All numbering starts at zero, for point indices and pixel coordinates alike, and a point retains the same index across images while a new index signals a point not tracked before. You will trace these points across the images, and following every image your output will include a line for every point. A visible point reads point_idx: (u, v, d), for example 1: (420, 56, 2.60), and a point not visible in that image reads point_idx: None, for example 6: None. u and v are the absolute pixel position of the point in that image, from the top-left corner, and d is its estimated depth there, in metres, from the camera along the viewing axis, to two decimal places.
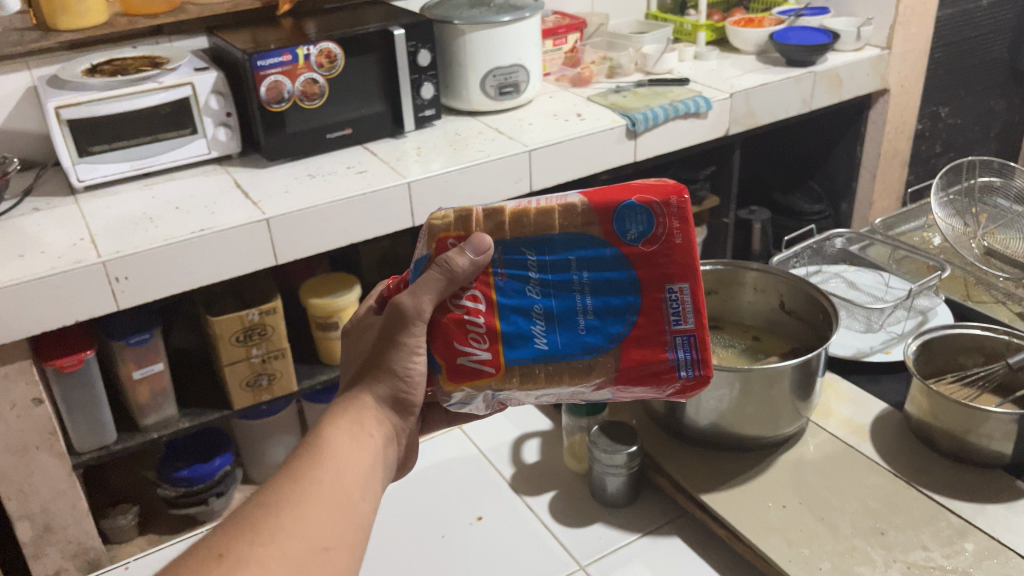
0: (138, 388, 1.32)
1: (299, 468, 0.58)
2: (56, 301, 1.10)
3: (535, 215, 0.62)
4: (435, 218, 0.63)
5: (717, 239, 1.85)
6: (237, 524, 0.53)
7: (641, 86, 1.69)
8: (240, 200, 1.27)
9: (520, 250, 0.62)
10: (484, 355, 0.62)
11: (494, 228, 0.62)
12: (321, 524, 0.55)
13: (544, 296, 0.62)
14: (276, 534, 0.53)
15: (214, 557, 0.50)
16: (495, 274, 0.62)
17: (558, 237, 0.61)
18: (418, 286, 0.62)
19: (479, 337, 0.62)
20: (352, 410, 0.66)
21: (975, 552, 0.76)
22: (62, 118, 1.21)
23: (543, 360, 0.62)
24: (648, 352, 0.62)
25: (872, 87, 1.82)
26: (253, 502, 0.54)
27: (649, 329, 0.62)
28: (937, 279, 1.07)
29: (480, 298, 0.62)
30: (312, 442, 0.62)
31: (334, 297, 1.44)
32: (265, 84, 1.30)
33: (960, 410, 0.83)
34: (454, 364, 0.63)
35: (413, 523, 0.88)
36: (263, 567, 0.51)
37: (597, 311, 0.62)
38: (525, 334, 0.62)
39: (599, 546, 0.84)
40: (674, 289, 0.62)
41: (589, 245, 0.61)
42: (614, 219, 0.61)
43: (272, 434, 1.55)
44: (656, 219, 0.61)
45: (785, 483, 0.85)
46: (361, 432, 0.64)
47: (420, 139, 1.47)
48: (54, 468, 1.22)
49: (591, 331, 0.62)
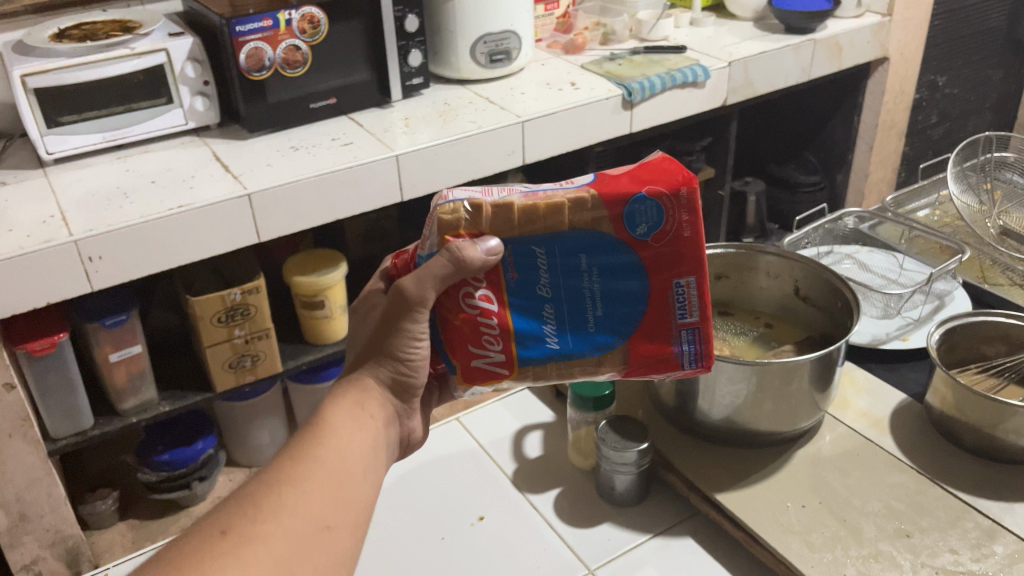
0: (115, 371, 1.26)
1: (301, 445, 0.56)
2: (27, 283, 1.03)
3: (545, 210, 0.59)
4: (443, 212, 0.59)
5: (712, 212, 1.80)
6: (239, 502, 0.51)
7: (637, 53, 1.62)
8: (220, 173, 1.20)
9: (529, 246, 0.60)
10: (498, 356, 0.61)
11: (503, 218, 0.59)
12: (324, 503, 0.53)
13: (555, 294, 0.61)
14: (278, 511, 0.51)
15: (216, 537, 0.48)
16: (507, 274, 0.60)
17: (569, 235, 0.59)
18: (423, 273, 0.59)
19: (493, 338, 0.61)
20: (353, 390, 0.63)
21: (1006, 555, 0.72)
22: (28, 87, 1.13)
23: (556, 358, 0.62)
24: (655, 345, 0.63)
25: (871, 56, 1.76)
26: (256, 480, 0.53)
27: (655, 325, 0.62)
28: (957, 263, 1.03)
29: (492, 298, 0.60)
30: (311, 422, 0.59)
31: (319, 275, 1.38)
32: (245, 51, 1.22)
33: (987, 403, 0.79)
34: (470, 365, 0.62)
35: (411, 524, 0.84)
36: (266, 546, 0.49)
37: (606, 307, 0.61)
38: (536, 333, 0.61)
39: (608, 548, 0.80)
40: (681, 283, 0.61)
41: (598, 240, 0.60)
42: (622, 213, 0.59)
43: (257, 415, 1.49)
44: (665, 214, 0.59)
45: (804, 482, 0.81)
46: (362, 414, 0.62)
47: (408, 109, 1.40)
48: (29, 457, 1.16)
49: (601, 329, 0.62)
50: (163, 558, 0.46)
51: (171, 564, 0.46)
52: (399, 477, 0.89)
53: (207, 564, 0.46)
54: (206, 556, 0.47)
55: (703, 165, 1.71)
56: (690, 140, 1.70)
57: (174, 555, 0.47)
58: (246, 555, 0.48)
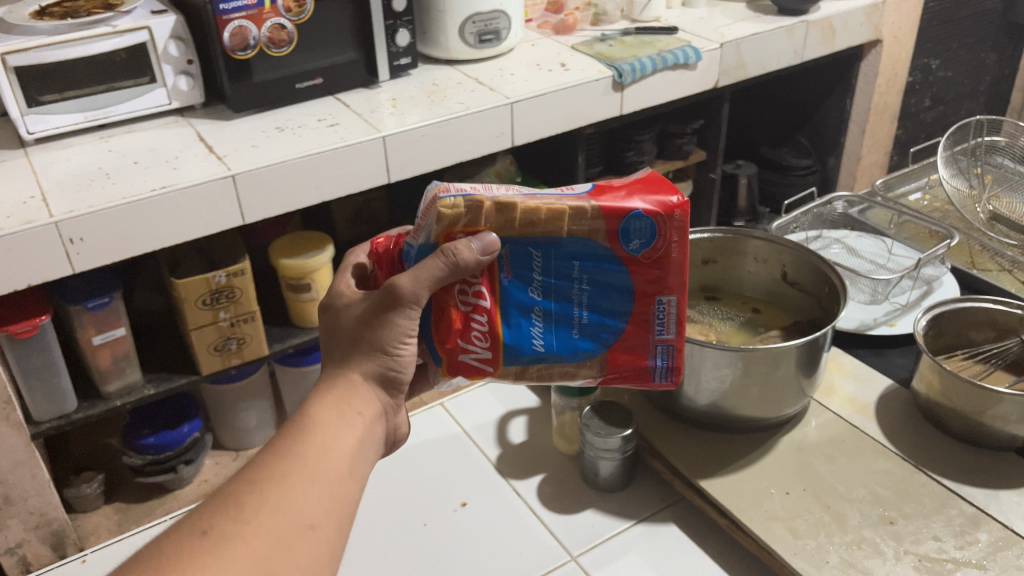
0: (98, 354, 1.24)
1: (286, 442, 0.55)
2: (7, 264, 1.02)
3: (545, 215, 0.61)
4: (445, 205, 0.60)
5: (704, 195, 1.78)
6: (222, 500, 0.50)
7: (628, 34, 1.60)
8: (204, 154, 1.19)
9: (529, 250, 0.62)
10: (484, 351, 0.63)
11: (502, 221, 0.61)
12: (308, 499, 0.52)
13: (546, 299, 0.64)
14: (261, 511, 0.50)
15: (197, 536, 0.47)
16: (503, 273, 0.63)
17: (566, 241, 0.62)
18: (419, 270, 0.59)
19: (481, 336, 0.63)
20: (339, 386, 0.62)
21: (990, 543, 0.72)
22: (9, 64, 1.11)
23: (540, 357, 0.65)
24: (632, 354, 0.67)
25: (865, 38, 1.74)
26: (239, 478, 0.52)
27: (636, 337, 0.66)
28: (947, 247, 1.02)
29: (484, 295, 0.63)
30: (295, 420, 0.58)
31: (306, 257, 1.37)
32: (229, 29, 1.20)
33: (973, 389, 0.79)
34: (456, 357, 0.64)
35: (394, 511, 0.83)
36: (248, 546, 0.48)
37: (593, 315, 0.65)
38: (527, 336, 0.64)
39: (591, 534, 0.79)
40: (663, 301, 0.65)
41: (593, 251, 0.63)
42: (617, 228, 0.62)
43: (244, 399, 1.48)
44: (656, 234, 0.62)
45: (787, 468, 0.81)
46: (349, 410, 0.60)
47: (396, 90, 1.38)
48: (11, 440, 1.15)
49: (585, 336, 0.65)
50: (142, 560, 0.46)
51: (151, 565, 0.45)
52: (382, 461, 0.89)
53: (189, 565, 0.46)
54: (186, 557, 0.46)
55: (695, 148, 1.70)
56: (682, 123, 1.68)
57: (154, 554, 0.46)
58: (229, 555, 0.47)
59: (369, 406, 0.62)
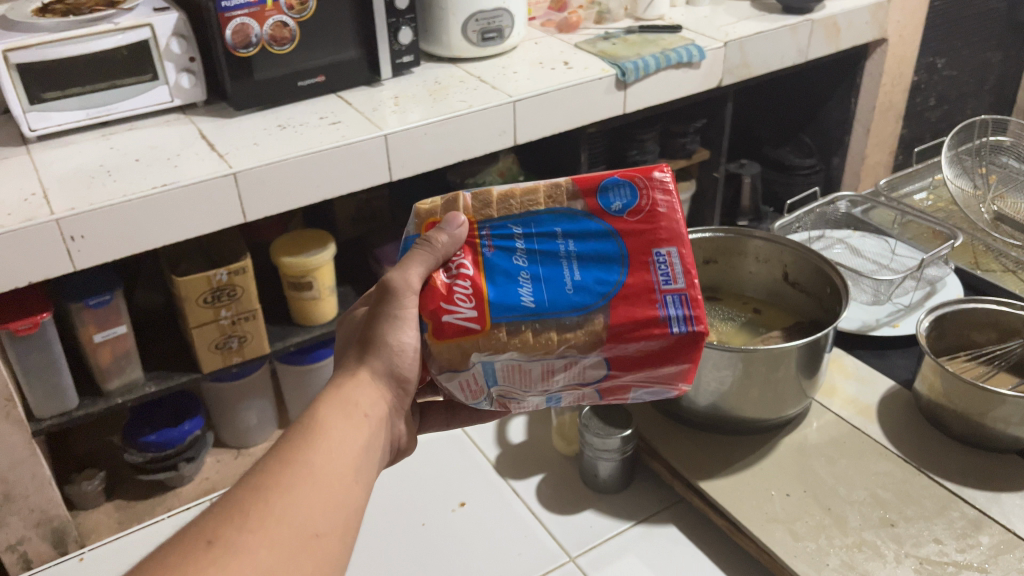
0: (99, 351, 1.24)
1: (292, 447, 0.54)
2: (8, 262, 1.02)
3: (521, 195, 0.59)
4: (422, 204, 0.61)
5: (707, 193, 1.77)
6: (227, 509, 0.49)
7: (631, 33, 1.60)
8: (205, 152, 1.18)
9: (507, 225, 0.59)
10: (470, 313, 0.56)
11: (479, 207, 0.59)
12: (313, 508, 0.51)
13: (530, 262, 0.57)
14: (266, 521, 0.49)
15: (202, 545, 0.46)
16: (481, 246, 0.58)
17: (544, 213, 0.58)
18: (405, 261, 0.59)
19: (465, 296, 0.56)
20: (345, 386, 0.61)
21: (991, 546, 0.71)
22: (11, 62, 1.11)
23: (531, 320, 0.56)
24: (637, 308, 0.56)
25: (870, 36, 1.73)
26: (244, 483, 0.51)
27: (638, 291, 0.56)
28: (948, 248, 1.00)
29: (468, 266, 0.57)
30: (302, 421, 0.57)
31: (308, 256, 1.36)
32: (231, 27, 1.19)
33: (976, 391, 0.78)
34: (440, 322, 0.56)
35: (392, 510, 0.82)
36: (252, 558, 0.47)
37: (586, 274, 0.57)
38: (511, 293, 0.56)
39: (590, 535, 0.79)
40: (662, 253, 0.57)
41: (573, 218, 0.58)
42: (595, 195, 0.58)
43: (245, 397, 1.48)
44: (638, 193, 0.57)
45: (787, 469, 0.80)
46: (353, 409, 0.59)
47: (398, 88, 1.38)
48: (12, 438, 1.15)
49: (578, 291, 0.56)
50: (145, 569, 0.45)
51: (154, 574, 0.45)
52: None
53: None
54: (190, 568, 0.45)
55: (698, 147, 1.69)
56: (685, 122, 1.68)
57: (157, 564, 0.45)
58: (232, 565, 0.46)
59: (375, 406, 0.61)
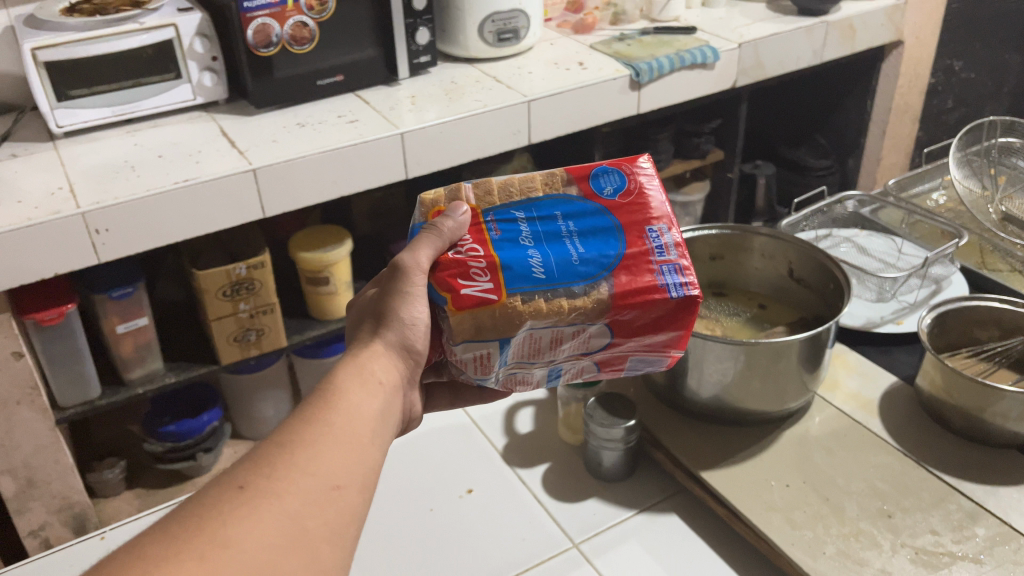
0: (121, 342, 1.28)
1: (313, 408, 0.54)
2: (33, 254, 1.05)
3: (519, 183, 0.63)
4: (426, 194, 0.64)
5: (721, 194, 1.79)
6: (253, 459, 0.49)
7: (646, 34, 1.61)
8: (226, 148, 1.22)
9: (510, 210, 0.62)
10: (486, 285, 0.58)
11: (481, 196, 0.63)
12: (336, 462, 0.51)
13: (536, 240, 0.60)
14: (291, 469, 0.49)
15: (233, 491, 0.46)
16: (489, 230, 0.61)
17: (543, 198, 0.62)
18: (415, 241, 0.60)
19: (480, 271, 0.58)
20: (359, 357, 0.61)
21: (987, 538, 0.73)
22: (39, 60, 1.14)
23: (544, 289, 0.58)
24: (637, 278, 0.59)
25: (886, 38, 1.74)
26: (269, 441, 0.51)
27: (637, 261, 0.60)
28: (953, 246, 1.01)
29: (478, 248, 0.60)
30: (321, 387, 0.56)
31: (325, 251, 1.39)
32: (253, 27, 1.22)
33: (976, 386, 0.80)
34: (458, 294, 0.58)
35: (401, 496, 0.85)
36: (280, 501, 0.47)
37: (591, 250, 0.59)
38: (522, 262, 0.59)
39: (593, 522, 0.81)
40: (654, 230, 0.61)
41: (571, 202, 0.62)
42: (587, 181, 0.63)
43: (261, 389, 1.51)
44: (626, 178, 0.63)
45: (787, 460, 0.82)
46: (369, 376, 0.59)
47: (415, 87, 1.40)
48: (36, 424, 1.18)
49: (585, 262, 0.59)
50: (179, 512, 0.45)
51: (191, 518, 0.44)
52: (391, 448, 0.91)
53: (227, 519, 0.45)
54: (222, 509, 0.45)
55: (712, 147, 1.71)
56: (699, 122, 1.69)
57: (190, 509, 0.45)
58: (263, 509, 0.46)
59: (390, 375, 0.60)
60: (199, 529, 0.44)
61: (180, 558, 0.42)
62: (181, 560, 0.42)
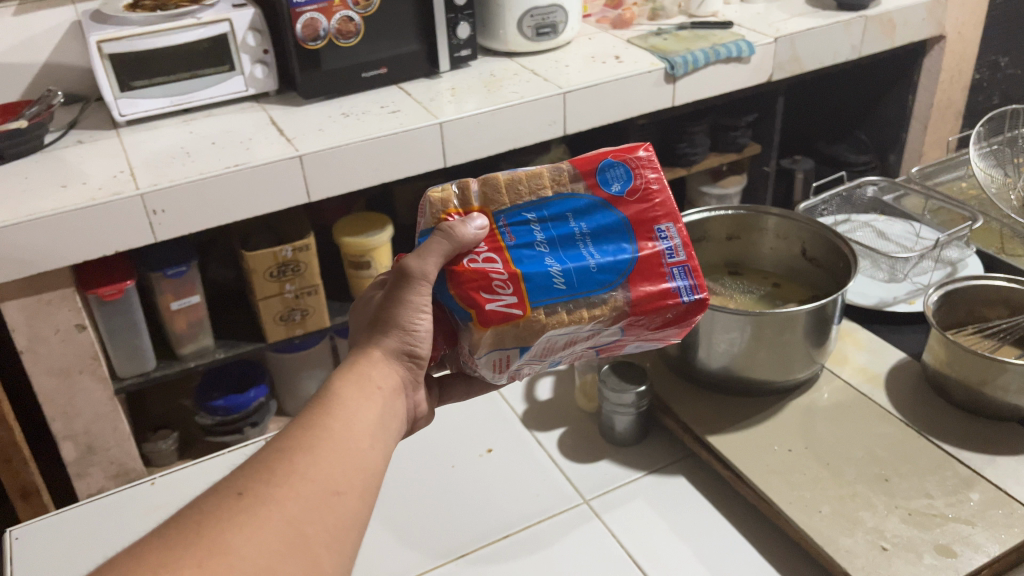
0: (175, 318, 1.36)
1: (310, 415, 0.55)
2: (95, 232, 1.13)
3: (527, 180, 0.63)
4: (433, 193, 0.64)
5: (757, 187, 1.81)
6: (253, 467, 0.50)
7: (683, 29, 1.65)
8: (275, 136, 1.29)
9: (520, 211, 0.63)
10: (511, 299, 0.60)
11: (491, 194, 0.63)
12: (333, 467, 0.52)
13: (552, 246, 0.62)
14: (291, 477, 0.50)
15: (233, 496, 0.48)
16: (504, 237, 0.62)
17: (553, 198, 0.63)
18: (424, 248, 0.62)
19: (503, 283, 0.61)
20: (359, 363, 0.64)
21: (981, 502, 0.75)
22: (104, 52, 1.24)
23: (565, 300, 0.61)
24: (650, 282, 0.62)
25: (927, 33, 1.74)
26: (266, 448, 0.52)
27: (648, 265, 0.62)
28: (968, 230, 1.05)
29: (495, 257, 0.61)
30: (321, 394, 0.59)
31: (367, 236, 1.45)
32: (301, 21, 1.30)
33: (978, 360, 0.82)
34: (484, 310, 0.60)
35: (425, 454, 0.91)
36: (280, 508, 0.48)
37: (603, 256, 0.62)
38: (543, 274, 0.61)
39: (604, 482, 0.85)
40: (662, 229, 0.63)
41: (580, 201, 0.63)
42: (594, 176, 0.63)
43: (305, 368, 1.59)
44: (633, 173, 0.63)
45: (792, 427, 0.86)
46: (368, 382, 0.61)
47: (455, 80, 1.47)
48: (96, 393, 1.27)
49: (602, 270, 0.61)
50: (179, 520, 0.46)
51: (193, 523, 0.46)
52: None
53: (226, 523, 0.46)
54: (221, 517, 0.46)
55: (748, 141, 1.73)
56: (736, 116, 1.71)
57: (191, 513, 0.47)
58: (263, 514, 0.47)
59: (389, 380, 0.63)
60: (198, 538, 0.45)
61: (180, 565, 0.43)
62: (184, 565, 0.43)
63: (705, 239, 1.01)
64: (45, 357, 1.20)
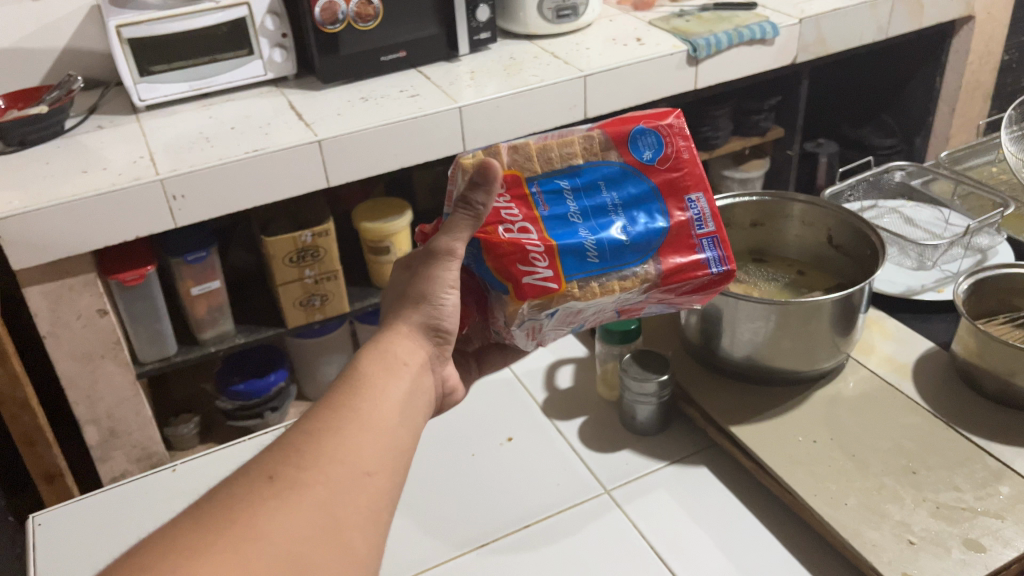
0: (196, 303, 1.36)
1: (338, 396, 0.55)
2: (116, 218, 1.13)
3: (559, 148, 0.64)
4: (464, 159, 0.64)
5: (780, 171, 1.78)
6: (283, 450, 0.50)
7: (706, 10, 1.62)
8: (294, 121, 1.28)
9: (553, 179, 0.64)
10: (547, 272, 0.61)
11: (523, 160, 0.64)
12: (362, 449, 0.52)
13: (585, 218, 0.63)
14: (322, 460, 0.49)
15: (263, 481, 0.47)
16: (538, 207, 0.63)
17: (585, 165, 0.64)
18: (450, 226, 0.61)
19: (539, 255, 0.61)
20: (385, 337, 0.63)
21: (1011, 496, 0.74)
22: (123, 37, 1.23)
23: (598, 274, 0.62)
24: (679, 254, 0.64)
25: (956, 13, 1.70)
26: (294, 431, 0.52)
27: (678, 236, 0.64)
28: (998, 216, 1.03)
29: (530, 228, 0.62)
30: (347, 371, 0.58)
31: (386, 221, 1.44)
32: (320, 4, 1.29)
33: (1009, 351, 0.81)
34: (520, 283, 0.62)
35: (444, 443, 0.90)
36: (311, 491, 0.48)
37: (635, 227, 0.63)
38: (578, 245, 0.62)
39: (625, 472, 0.84)
40: (691, 199, 0.64)
41: (613, 169, 0.64)
42: (626, 144, 0.64)
43: (325, 353, 1.59)
44: (663, 141, 0.64)
45: (817, 418, 0.84)
46: (393, 357, 0.60)
47: (475, 63, 1.45)
48: (119, 377, 1.28)
49: (634, 242, 0.63)
50: (210, 505, 0.46)
51: (222, 508, 0.45)
52: None
53: (257, 508, 0.46)
54: (254, 501, 0.46)
55: (772, 125, 1.70)
56: (759, 99, 1.69)
57: (221, 497, 0.46)
58: (295, 498, 0.47)
59: (415, 355, 0.62)
60: (230, 522, 0.45)
61: (213, 550, 0.43)
62: (217, 551, 0.43)
63: (730, 225, 1.00)
64: (68, 342, 1.20)
